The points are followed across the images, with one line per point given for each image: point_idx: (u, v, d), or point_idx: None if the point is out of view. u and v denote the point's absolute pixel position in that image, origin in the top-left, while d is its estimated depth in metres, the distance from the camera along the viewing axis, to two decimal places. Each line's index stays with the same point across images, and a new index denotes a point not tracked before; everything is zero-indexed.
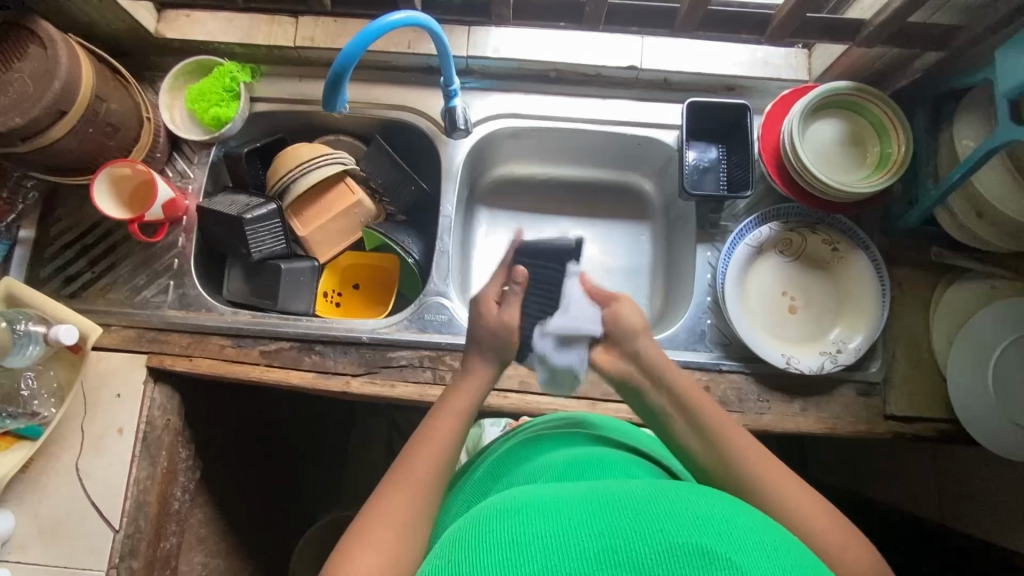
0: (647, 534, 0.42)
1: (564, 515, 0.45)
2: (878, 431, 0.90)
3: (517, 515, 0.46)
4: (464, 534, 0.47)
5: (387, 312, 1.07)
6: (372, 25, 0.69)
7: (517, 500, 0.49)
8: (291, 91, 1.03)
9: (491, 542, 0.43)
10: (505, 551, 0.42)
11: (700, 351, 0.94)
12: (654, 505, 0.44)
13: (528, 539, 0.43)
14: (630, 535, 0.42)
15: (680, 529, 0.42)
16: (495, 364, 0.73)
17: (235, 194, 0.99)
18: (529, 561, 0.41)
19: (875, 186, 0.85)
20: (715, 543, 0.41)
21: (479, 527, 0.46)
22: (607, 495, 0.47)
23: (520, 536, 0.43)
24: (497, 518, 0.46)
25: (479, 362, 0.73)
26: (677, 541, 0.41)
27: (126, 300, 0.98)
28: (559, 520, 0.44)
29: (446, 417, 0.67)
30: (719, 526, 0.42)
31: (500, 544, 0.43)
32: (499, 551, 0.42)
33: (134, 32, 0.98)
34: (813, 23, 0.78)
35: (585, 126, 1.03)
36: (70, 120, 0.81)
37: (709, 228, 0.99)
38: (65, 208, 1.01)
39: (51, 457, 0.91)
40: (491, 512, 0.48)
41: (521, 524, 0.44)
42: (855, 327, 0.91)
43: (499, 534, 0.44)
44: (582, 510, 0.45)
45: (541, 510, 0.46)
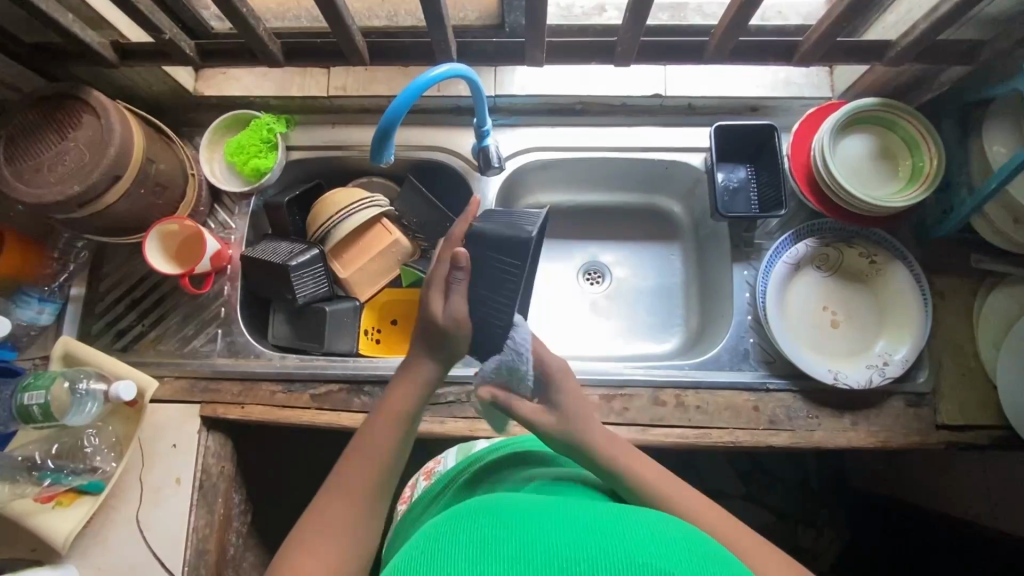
0: (609, 547, 0.43)
1: (534, 523, 0.46)
2: (932, 441, 0.90)
3: (488, 518, 0.47)
4: (432, 533, 0.48)
5: None
6: (416, 80, 0.71)
7: (491, 506, 0.50)
8: (325, 139, 1.06)
9: (459, 542, 0.45)
10: (473, 553, 0.44)
11: (744, 370, 0.94)
12: (621, 525, 0.46)
13: (497, 542, 0.44)
14: (595, 547, 0.43)
15: (641, 550, 0.43)
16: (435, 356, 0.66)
17: (277, 241, 1.02)
18: (496, 564, 0.42)
19: (909, 199, 0.86)
20: (672, 565, 0.42)
21: (449, 531, 0.47)
22: (576, 511, 0.49)
23: (490, 537, 0.45)
24: (467, 521, 0.48)
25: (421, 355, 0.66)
26: (640, 560, 0.42)
27: (176, 351, 1.00)
28: (528, 528, 0.46)
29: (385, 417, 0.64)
30: (678, 551, 0.44)
31: (466, 545, 0.45)
32: (464, 550, 0.44)
33: (174, 92, 1.02)
34: (840, 46, 0.80)
35: (613, 154, 1.05)
36: (124, 184, 0.85)
37: (744, 247, 1.00)
38: (111, 264, 1.04)
39: (111, 510, 0.93)
40: (463, 515, 0.49)
41: (491, 527, 0.46)
42: (900, 338, 0.91)
43: (467, 538, 0.45)
44: (554, 522, 0.46)
45: (513, 517, 0.48)
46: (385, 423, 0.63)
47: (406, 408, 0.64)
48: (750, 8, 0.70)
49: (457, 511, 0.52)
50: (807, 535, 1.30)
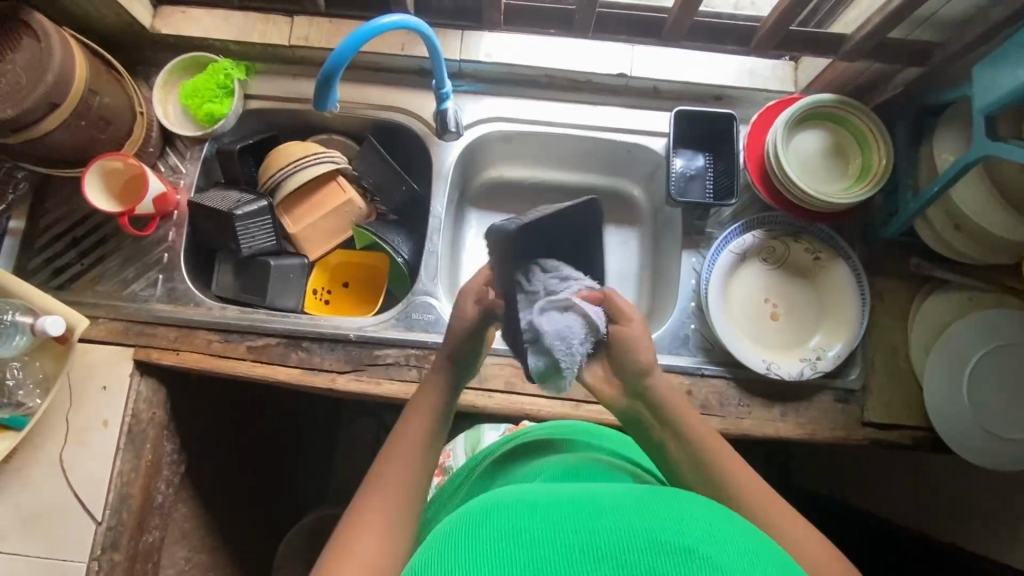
0: (631, 529, 0.45)
1: (557, 514, 0.48)
2: (856, 437, 0.92)
3: (508, 512, 0.49)
4: (456, 529, 0.49)
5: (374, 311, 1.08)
6: (364, 27, 0.70)
7: (507, 501, 0.51)
8: (284, 90, 1.04)
9: (484, 533, 0.46)
10: (496, 547, 0.45)
11: (682, 355, 0.95)
12: (634, 509, 0.48)
13: (520, 532, 0.46)
14: (617, 531, 0.45)
15: (662, 531, 0.45)
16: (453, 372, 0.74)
17: (225, 190, 1.00)
18: (522, 553, 0.44)
19: (855, 197, 0.87)
20: (695, 543, 0.44)
21: (468, 528, 0.48)
22: (594, 500, 0.50)
23: (511, 530, 0.46)
24: (483, 515, 0.49)
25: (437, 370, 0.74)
26: (660, 539, 0.44)
27: (114, 293, 0.98)
28: (544, 518, 0.47)
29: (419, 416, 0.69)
30: (700, 530, 0.46)
31: (491, 537, 0.46)
32: (493, 546, 0.45)
33: (130, 27, 0.99)
34: (797, 36, 0.79)
35: (574, 131, 1.04)
36: (63, 112, 0.82)
37: (695, 235, 1.01)
38: (54, 199, 1.01)
39: (34, 448, 0.91)
40: (483, 509, 0.50)
41: (512, 520, 0.47)
42: (835, 334, 0.93)
43: (489, 534, 0.46)
44: (577, 513, 0.48)
45: (526, 509, 0.49)
46: (421, 415, 0.70)
47: (439, 404, 0.71)
48: None
49: (474, 507, 0.52)
50: None
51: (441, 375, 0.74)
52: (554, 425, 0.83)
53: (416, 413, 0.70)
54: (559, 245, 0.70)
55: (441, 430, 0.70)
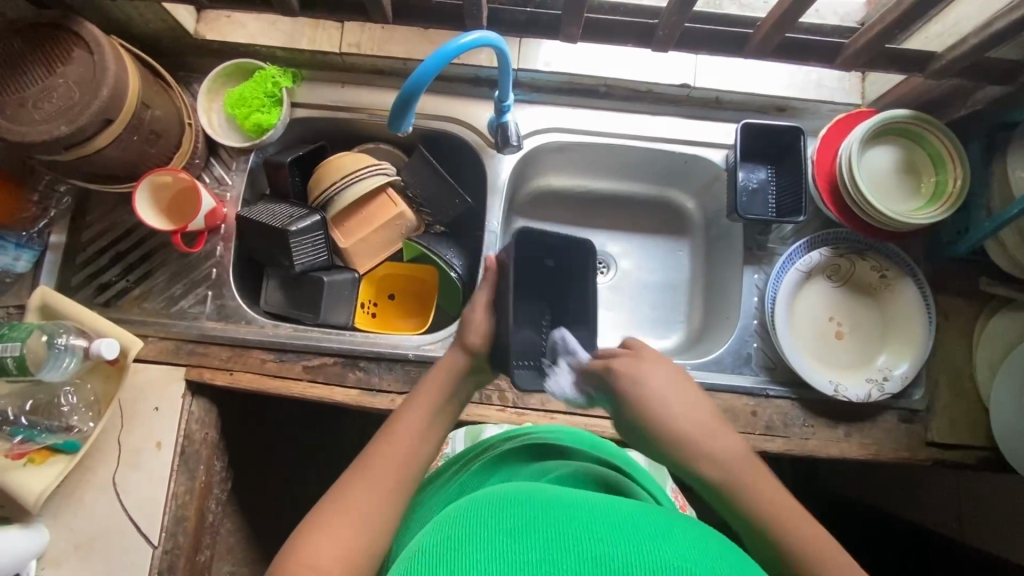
0: (647, 542, 0.41)
1: (570, 517, 0.44)
2: (919, 457, 0.92)
3: (519, 508, 0.45)
4: (463, 517, 0.46)
5: (423, 326, 1.06)
6: (448, 47, 0.67)
7: (520, 496, 0.48)
8: (332, 98, 1.00)
9: (493, 524, 0.43)
10: (502, 543, 0.41)
11: (745, 375, 0.94)
12: (654, 525, 0.44)
13: (528, 531, 0.42)
14: (631, 546, 0.40)
15: (680, 554, 0.40)
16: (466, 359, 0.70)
17: (274, 204, 0.97)
18: (530, 552, 0.40)
19: (930, 217, 0.86)
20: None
21: (479, 516, 0.45)
22: (611, 508, 0.46)
23: (520, 527, 0.43)
24: (494, 508, 0.46)
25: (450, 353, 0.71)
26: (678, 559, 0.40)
27: (162, 310, 0.95)
28: (562, 520, 0.43)
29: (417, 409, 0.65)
30: (721, 564, 0.41)
31: (495, 533, 0.42)
32: (500, 537, 0.42)
33: (173, 32, 0.95)
34: (885, 53, 0.77)
35: (632, 142, 1.02)
36: (116, 128, 0.78)
37: (756, 250, 0.99)
38: (96, 212, 0.97)
39: (88, 470, 0.89)
40: (499, 501, 0.47)
41: (522, 516, 0.44)
42: (901, 354, 0.92)
43: (500, 526, 0.43)
44: (594, 517, 0.44)
45: (546, 508, 0.45)
46: (420, 409, 0.65)
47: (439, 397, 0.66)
48: (804, 5, 0.66)
49: (481, 495, 0.50)
50: None
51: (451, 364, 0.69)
52: (554, 430, 0.78)
53: (414, 405, 0.65)
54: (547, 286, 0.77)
55: (439, 426, 0.65)
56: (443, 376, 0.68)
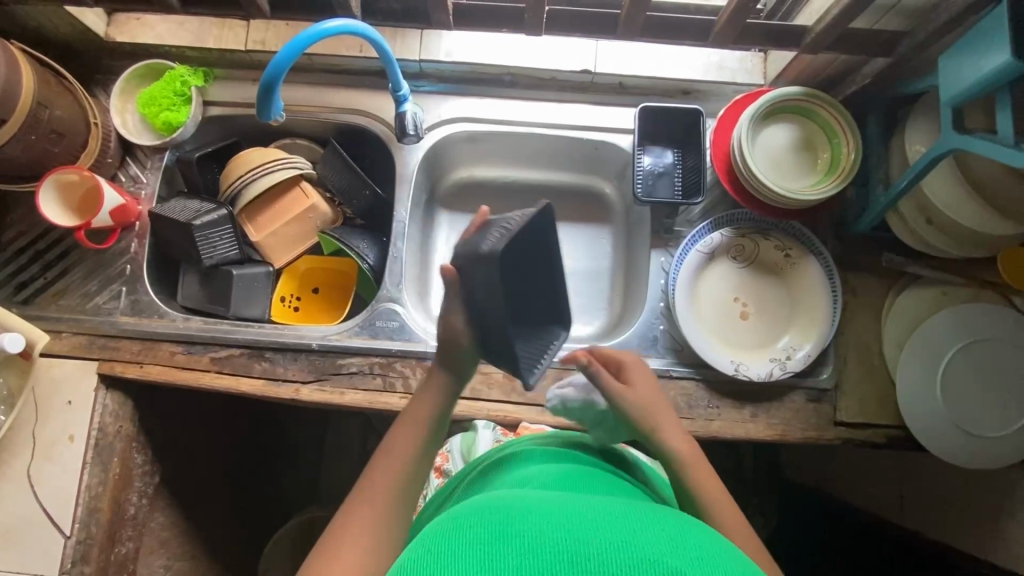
0: (627, 542, 0.42)
1: (542, 517, 0.44)
2: (827, 437, 0.91)
3: (494, 515, 0.45)
4: (439, 530, 0.46)
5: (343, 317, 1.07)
6: (303, 34, 0.68)
7: (496, 506, 0.48)
8: (243, 95, 1.02)
9: (479, 535, 0.43)
10: (480, 552, 0.41)
11: (652, 357, 0.94)
12: (628, 521, 0.44)
13: (503, 536, 0.42)
14: (611, 548, 0.41)
15: (655, 549, 0.41)
16: (459, 368, 0.70)
17: (187, 199, 0.98)
18: (509, 559, 0.40)
19: (821, 194, 0.85)
20: (685, 565, 0.40)
21: (458, 531, 0.44)
22: (582, 507, 0.47)
23: (496, 533, 0.43)
24: (473, 518, 0.46)
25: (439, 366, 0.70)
26: (648, 555, 0.41)
27: (78, 306, 0.97)
28: (538, 524, 0.43)
29: (408, 429, 0.66)
30: (696, 551, 0.42)
31: (477, 539, 0.43)
32: (487, 547, 0.42)
33: (83, 36, 0.97)
34: (757, 29, 0.77)
35: (540, 130, 1.02)
36: (11, 128, 0.81)
37: (664, 233, 0.99)
38: (17, 213, 1.00)
39: (3, 463, 0.91)
40: (478, 514, 0.47)
41: (505, 523, 0.44)
42: (806, 333, 0.91)
43: (478, 536, 0.43)
44: (570, 519, 0.44)
45: (519, 513, 0.45)
46: (404, 444, 0.65)
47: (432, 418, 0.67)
48: None
49: (464, 510, 0.49)
50: None
51: (441, 379, 0.70)
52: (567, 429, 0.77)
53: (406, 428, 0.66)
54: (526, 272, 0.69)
55: (431, 446, 0.67)
56: (426, 402, 0.68)
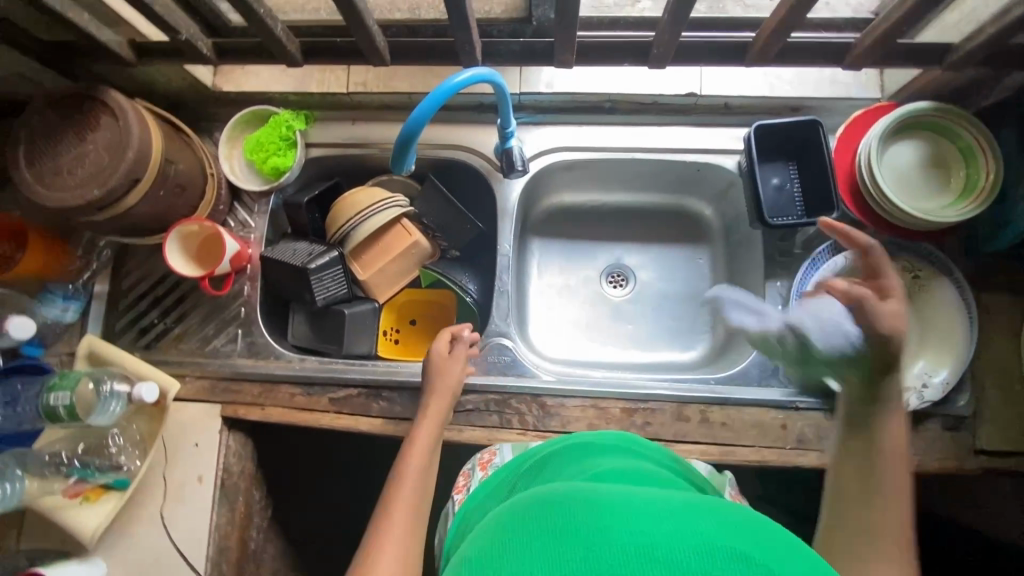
0: (693, 532, 0.41)
1: (612, 509, 0.44)
2: (969, 467, 0.86)
3: (562, 505, 0.46)
4: (502, 523, 0.48)
5: None
6: (440, 88, 0.69)
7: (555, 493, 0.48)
8: (344, 135, 1.03)
9: (541, 534, 0.43)
10: (543, 549, 0.42)
11: (773, 387, 0.92)
12: (690, 508, 0.44)
13: (572, 528, 0.43)
14: (674, 536, 0.41)
15: (721, 534, 0.41)
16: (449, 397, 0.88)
17: (295, 243, 1.01)
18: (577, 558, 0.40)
19: (961, 214, 0.81)
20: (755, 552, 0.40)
21: (521, 528, 0.45)
22: (650, 498, 0.47)
23: (561, 529, 0.43)
24: (539, 515, 0.45)
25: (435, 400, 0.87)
26: (732, 548, 0.40)
27: (197, 350, 1.00)
28: (601, 516, 0.43)
29: (418, 445, 0.80)
30: (761, 537, 0.42)
31: (543, 531, 0.43)
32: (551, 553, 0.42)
33: (194, 87, 1.00)
34: (898, 49, 0.73)
35: (642, 155, 1.00)
36: (144, 186, 0.83)
37: (778, 257, 0.96)
38: (134, 261, 1.03)
39: (137, 505, 0.94)
40: (540, 507, 0.46)
41: (569, 520, 0.44)
42: (941, 359, 0.87)
43: (545, 535, 0.43)
44: (634, 510, 0.44)
45: (583, 505, 0.45)
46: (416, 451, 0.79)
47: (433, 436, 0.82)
48: (801, 10, 0.65)
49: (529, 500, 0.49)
50: None
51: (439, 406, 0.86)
52: (620, 434, 0.74)
53: (412, 452, 0.79)
54: (809, 164, 0.93)
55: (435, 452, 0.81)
56: (443, 399, 0.86)
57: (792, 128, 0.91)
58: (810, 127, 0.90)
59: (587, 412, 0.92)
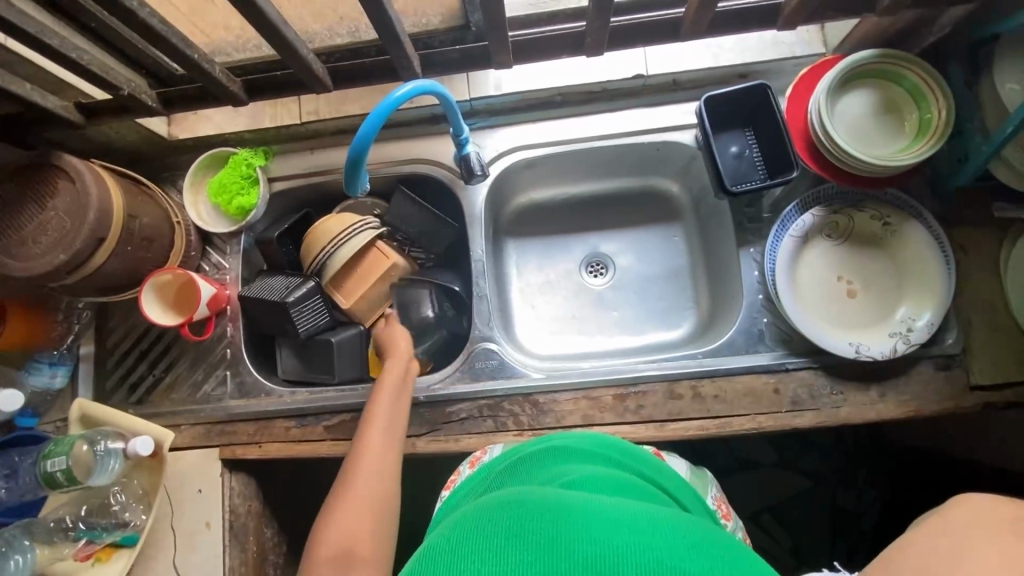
0: (645, 552, 0.41)
1: (563, 518, 0.43)
2: (966, 404, 0.86)
3: (516, 508, 0.45)
4: (462, 521, 0.47)
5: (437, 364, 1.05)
6: (382, 105, 0.70)
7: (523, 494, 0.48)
8: (305, 166, 1.04)
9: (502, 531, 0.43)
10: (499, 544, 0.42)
11: (761, 352, 0.91)
12: (651, 526, 0.44)
13: (522, 534, 0.42)
14: (627, 550, 0.41)
15: (674, 555, 0.41)
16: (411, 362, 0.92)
17: (271, 278, 1.01)
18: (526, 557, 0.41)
19: (918, 155, 0.81)
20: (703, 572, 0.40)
21: (481, 526, 0.45)
22: (615, 508, 0.46)
23: (516, 533, 0.43)
24: (499, 514, 0.45)
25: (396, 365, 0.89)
26: (671, 564, 0.40)
27: (189, 398, 1.01)
28: (558, 522, 0.43)
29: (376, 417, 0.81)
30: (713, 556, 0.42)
31: (494, 532, 0.43)
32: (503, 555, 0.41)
33: (150, 140, 1.01)
34: (828, 2, 0.74)
35: (600, 143, 1.01)
36: (110, 244, 0.84)
37: (748, 223, 0.96)
38: (117, 319, 1.04)
39: (150, 559, 0.95)
40: (505, 505, 0.46)
41: (528, 518, 0.44)
42: (923, 301, 0.87)
43: (499, 534, 0.43)
44: (594, 521, 0.43)
45: (545, 509, 0.45)
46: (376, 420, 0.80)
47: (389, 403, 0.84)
48: None
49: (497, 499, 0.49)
50: (849, 498, 1.23)
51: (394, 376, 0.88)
52: (598, 436, 0.72)
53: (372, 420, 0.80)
54: (764, 127, 0.93)
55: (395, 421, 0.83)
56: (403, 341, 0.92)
57: (742, 94, 0.91)
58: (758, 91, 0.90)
59: (580, 404, 0.92)
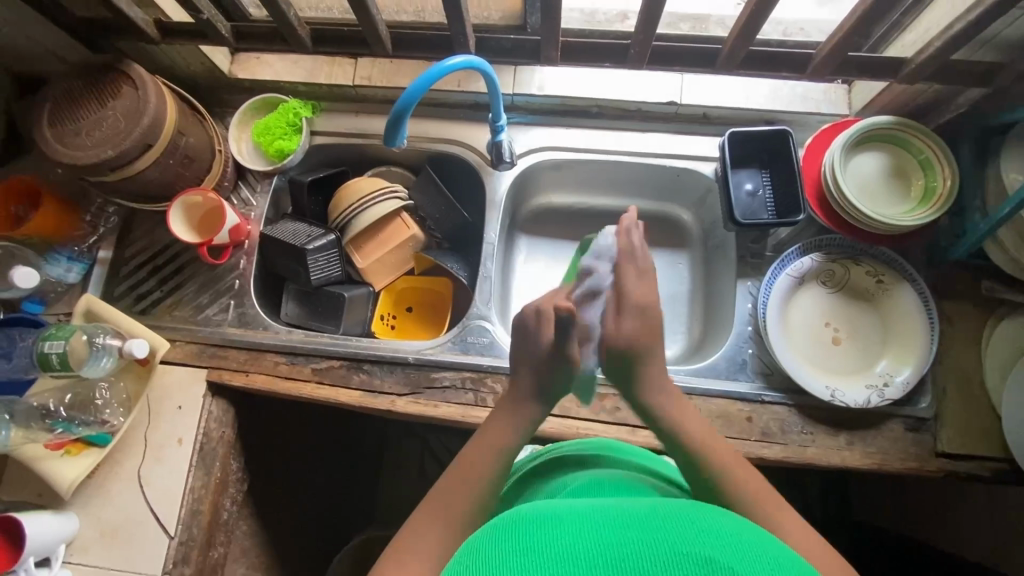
0: (653, 543, 0.44)
1: (576, 522, 0.48)
2: (929, 468, 0.88)
3: (530, 524, 0.48)
4: (477, 543, 0.49)
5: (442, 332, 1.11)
6: (433, 69, 0.76)
7: (529, 510, 0.51)
8: (347, 126, 1.10)
9: (522, 544, 0.46)
10: (515, 558, 0.44)
11: (741, 381, 0.94)
12: (655, 518, 0.47)
13: (544, 547, 0.45)
14: (639, 545, 0.44)
15: (687, 541, 0.44)
16: (545, 400, 0.72)
17: (296, 223, 1.05)
18: (543, 561, 0.44)
19: (919, 219, 0.86)
20: (718, 553, 0.43)
21: (499, 542, 0.47)
22: (618, 508, 0.50)
23: (532, 542, 0.46)
24: (514, 527, 0.48)
25: (530, 398, 0.72)
26: (686, 550, 0.44)
27: (190, 317, 1.04)
28: (568, 531, 0.46)
29: (491, 441, 0.68)
30: (731, 541, 0.45)
31: (518, 546, 0.46)
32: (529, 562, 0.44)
33: (211, 73, 1.08)
34: (853, 61, 0.80)
35: (625, 158, 1.06)
36: (155, 151, 0.89)
37: (751, 258, 1.01)
38: (139, 231, 1.08)
39: (116, 463, 0.96)
40: (512, 522, 0.49)
41: (539, 530, 0.47)
42: (903, 359, 0.90)
43: (519, 548, 0.45)
44: (604, 524, 0.47)
45: (554, 521, 0.48)
46: (486, 451, 0.67)
47: (510, 441, 0.69)
48: (761, 17, 0.72)
49: (509, 517, 0.51)
50: None
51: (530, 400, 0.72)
52: (592, 442, 0.82)
53: (483, 443, 0.68)
54: (779, 170, 0.98)
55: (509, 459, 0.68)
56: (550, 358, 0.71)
57: (764, 137, 0.98)
58: (779, 136, 0.96)
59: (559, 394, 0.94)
